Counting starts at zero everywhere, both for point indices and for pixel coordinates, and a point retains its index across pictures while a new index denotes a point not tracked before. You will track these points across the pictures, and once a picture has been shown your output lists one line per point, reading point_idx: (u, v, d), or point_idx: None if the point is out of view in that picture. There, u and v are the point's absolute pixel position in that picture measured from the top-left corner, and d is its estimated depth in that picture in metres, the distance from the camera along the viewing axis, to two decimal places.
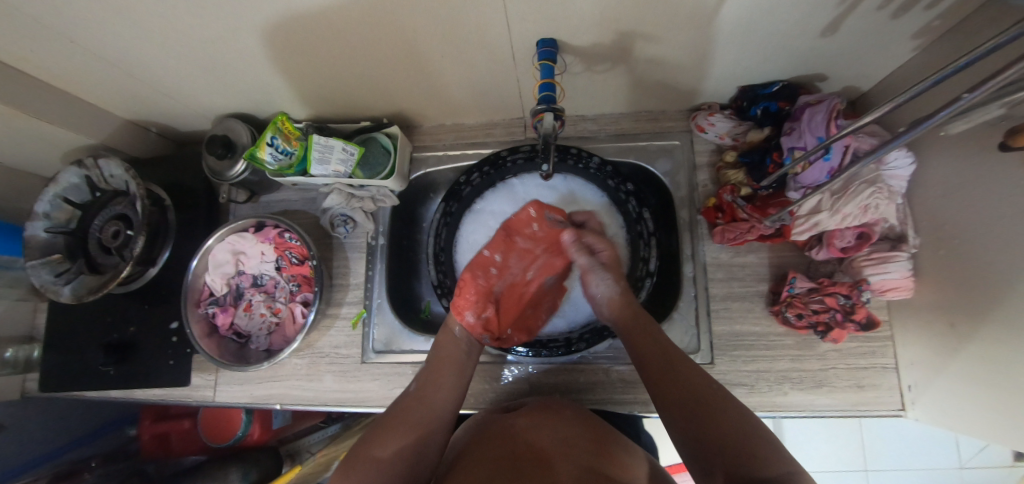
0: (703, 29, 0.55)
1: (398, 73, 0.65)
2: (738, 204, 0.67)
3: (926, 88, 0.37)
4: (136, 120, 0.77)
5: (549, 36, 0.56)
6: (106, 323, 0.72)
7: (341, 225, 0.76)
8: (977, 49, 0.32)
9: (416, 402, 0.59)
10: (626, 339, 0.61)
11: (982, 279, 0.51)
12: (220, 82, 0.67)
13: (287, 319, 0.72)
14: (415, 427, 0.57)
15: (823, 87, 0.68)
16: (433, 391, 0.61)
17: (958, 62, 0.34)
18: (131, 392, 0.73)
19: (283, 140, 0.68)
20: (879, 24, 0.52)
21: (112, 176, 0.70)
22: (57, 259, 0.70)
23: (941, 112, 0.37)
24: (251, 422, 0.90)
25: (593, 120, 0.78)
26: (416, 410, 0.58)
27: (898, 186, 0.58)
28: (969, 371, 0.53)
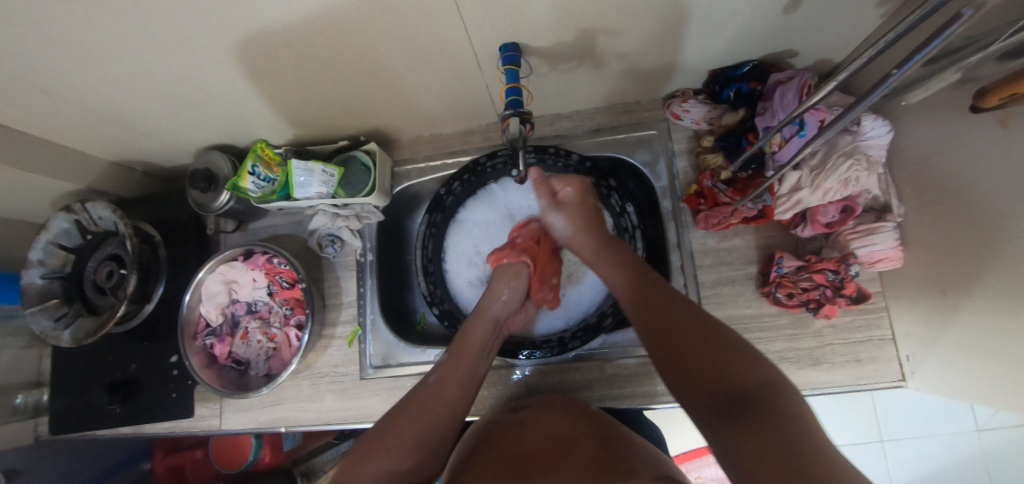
0: (664, 17, 0.55)
1: (369, 91, 0.66)
2: (719, 189, 0.67)
3: (864, 62, 0.38)
4: (120, 161, 0.78)
5: (511, 40, 0.56)
6: (108, 362, 0.74)
7: (329, 244, 0.77)
8: (917, 13, 0.32)
9: (432, 393, 0.56)
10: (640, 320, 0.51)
11: (968, 245, 0.51)
12: (196, 117, 0.68)
13: (283, 343, 0.73)
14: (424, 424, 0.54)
15: (794, 64, 0.68)
16: (453, 376, 0.58)
17: (903, 25, 0.33)
18: (141, 428, 0.75)
19: (264, 167, 0.69)
20: None
21: (101, 218, 0.71)
22: (54, 304, 0.71)
23: (886, 84, 0.35)
24: (262, 447, 0.92)
25: (569, 117, 0.78)
26: (435, 397, 0.56)
27: (877, 155, 0.58)
28: (965, 337, 0.52)
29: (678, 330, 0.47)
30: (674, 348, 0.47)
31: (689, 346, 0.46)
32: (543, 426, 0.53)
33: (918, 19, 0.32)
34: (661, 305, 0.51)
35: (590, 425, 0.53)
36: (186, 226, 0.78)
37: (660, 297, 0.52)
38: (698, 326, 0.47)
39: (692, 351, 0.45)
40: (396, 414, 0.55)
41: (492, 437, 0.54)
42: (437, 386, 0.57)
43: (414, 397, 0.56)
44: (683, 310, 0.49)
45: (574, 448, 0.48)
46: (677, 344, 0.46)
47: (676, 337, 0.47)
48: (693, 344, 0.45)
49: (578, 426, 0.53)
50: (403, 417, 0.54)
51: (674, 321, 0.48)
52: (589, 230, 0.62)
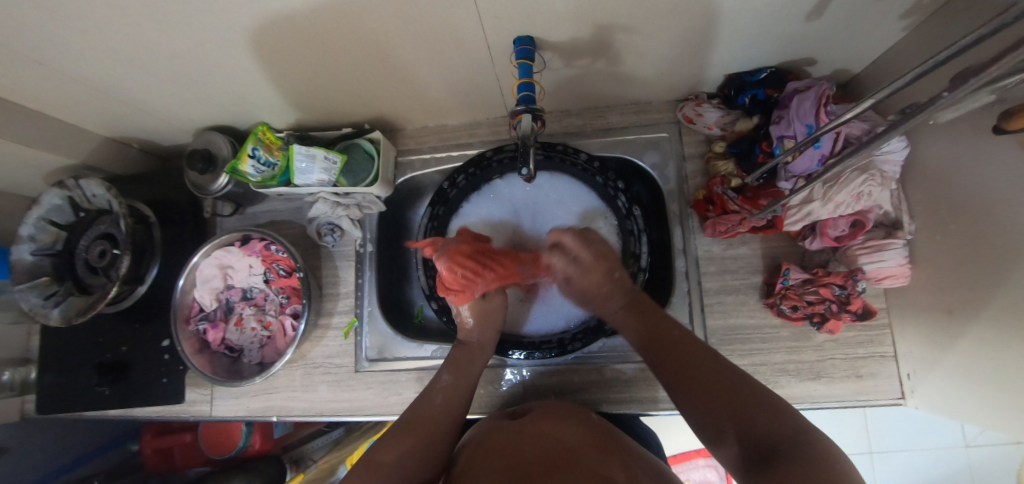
0: (684, 18, 0.53)
1: (376, 77, 0.64)
2: (729, 196, 0.66)
3: (907, 83, 0.36)
4: (116, 137, 0.76)
5: (526, 33, 0.54)
6: (98, 343, 0.72)
7: (328, 233, 0.75)
8: (964, 40, 0.30)
9: (438, 395, 0.61)
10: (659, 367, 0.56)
11: (977, 267, 0.50)
12: (197, 96, 0.66)
13: (278, 332, 0.71)
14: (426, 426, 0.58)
15: (812, 72, 0.66)
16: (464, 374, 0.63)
17: (943, 54, 0.32)
18: (130, 411, 0.73)
19: (265, 151, 0.68)
20: (866, 5, 0.51)
21: (95, 196, 0.70)
22: (44, 282, 0.69)
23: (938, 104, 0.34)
24: (252, 433, 0.92)
25: (578, 115, 0.76)
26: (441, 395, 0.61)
27: (891, 172, 0.57)
28: (969, 359, 0.52)
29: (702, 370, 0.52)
30: (714, 407, 0.49)
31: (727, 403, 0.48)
32: (546, 433, 0.52)
33: (967, 44, 0.30)
34: (696, 358, 0.54)
35: (589, 434, 0.53)
36: (183, 208, 0.77)
37: (695, 354, 0.54)
38: (733, 384, 0.49)
39: (727, 409, 0.48)
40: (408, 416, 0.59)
41: (489, 443, 0.53)
42: (448, 389, 0.62)
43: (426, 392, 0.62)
44: (722, 374, 0.51)
45: (573, 457, 0.48)
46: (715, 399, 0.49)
47: (710, 398, 0.49)
48: (730, 398, 0.48)
49: (576, 434, 0.52)
50: (407, 420, 0.58)
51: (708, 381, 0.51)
52: (590, 273, 0.64)
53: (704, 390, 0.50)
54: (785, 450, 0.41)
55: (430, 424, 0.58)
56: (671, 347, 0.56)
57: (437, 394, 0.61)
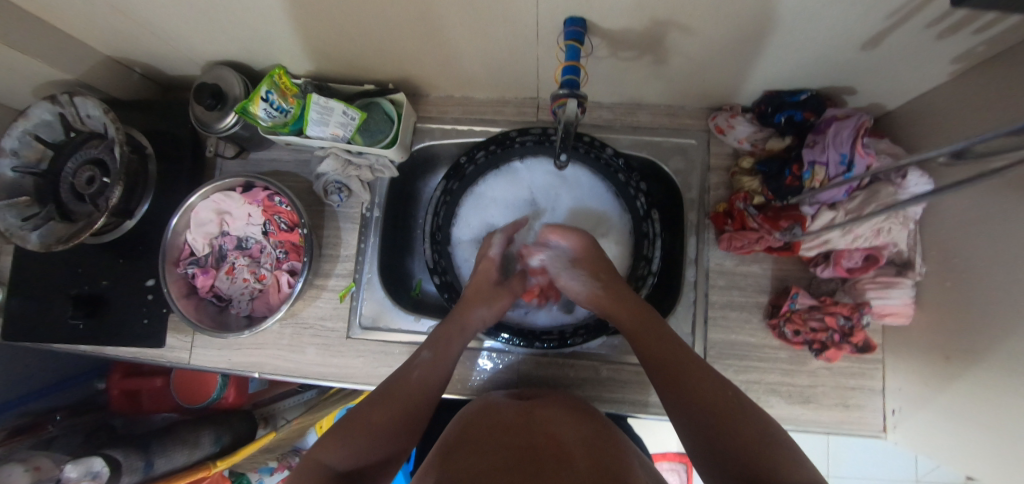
0: (742, 25, 0.52)
1: (409, 36, 0.60)
2: (750, 212, 0.65)
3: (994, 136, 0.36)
4: (118, 58, 0.71)
5: (579, 15, 0.52)
6: (77, 274, 0.68)
7: (335, 192, 0.71)
8: None
9: (407, 392, 0.54)
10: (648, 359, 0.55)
11: (982, 317, 0.51)
12: (214, 26, 0.61)
13: (272, 286, 0.68)
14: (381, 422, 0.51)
15: (848, 101, 0.66)
16: (433, 373, 0.57)
17: None
18: (102, 349, 0.70)
19: (279, 96, 0.63)
20: (921, 42, 0.50)
21: (89, 116, 0.65)
22: (25, 202, 0.64)
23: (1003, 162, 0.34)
24: (226, 386, 0.89)
25: (609, 108, 0.74)
26: (408, 387, 0.55)
27: (914, 211, 0.56)
28: (957, 405, 0.53)
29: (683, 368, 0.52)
30: (695, 405, 0.48)
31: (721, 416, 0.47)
32: (555, 421, 0.51)
33: None
34: (679, 361, 0.53)
35: (596, 429, 0.51)
36: (183, 144, 0.72)
37: (686, 364, 0.52)
38: (723, 401, 0.48)
39: (707, 410, 0.48)
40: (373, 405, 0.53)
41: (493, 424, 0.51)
42: (418, 380, 0.56)
43: (395, 384, 0.55)
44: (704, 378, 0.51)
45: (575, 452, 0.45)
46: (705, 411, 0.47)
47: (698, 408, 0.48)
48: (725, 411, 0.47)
49: (585, 428, 0.51)
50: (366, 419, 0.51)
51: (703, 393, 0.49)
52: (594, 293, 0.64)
53: (701, 403, 0.48)
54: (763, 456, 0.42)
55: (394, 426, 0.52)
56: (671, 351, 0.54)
57: (414, 377, 0.56)
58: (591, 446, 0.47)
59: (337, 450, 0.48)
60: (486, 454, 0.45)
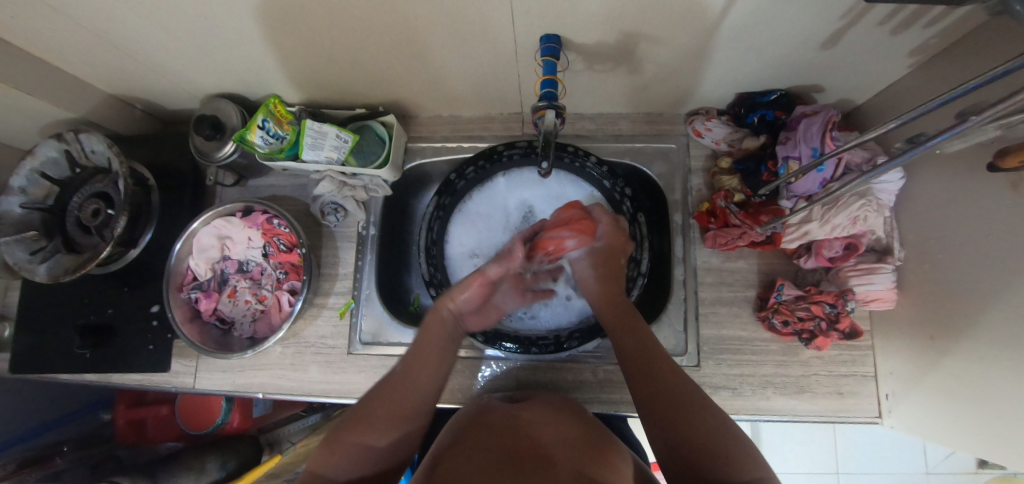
0: (708, 32, 0.55)
1: (396, 60, 0.64)
2: (731, 210, 0.68)
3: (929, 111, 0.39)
4: (119, 95, 0.74)
5: (553, 32, 0.55)
6: (83, 304, 0.70)
7: (331, 213, 0.74)
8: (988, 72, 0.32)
9: (396, 391, 0.56)
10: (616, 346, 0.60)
11: (962, 296, 0.52)
12: (212, 61, 0.65)
13: (273, 306, 0.70)
14: (374, 425, 0.53)
15: (817, 99, 0.69)
16: (418, 370, 0.58)
17: (970, 82, 0.34)
18: (108, 378, 0.71)
19: (275, 124, 0.66)
20: (878, 39, 0.53)
21: (94, 152, 0.68)
22: (33, 236, 0.67)
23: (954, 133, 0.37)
24: (230, 411, 0.90)
25: (591, 119, 0.78)
26: (399, 382, 0.57)
27: (886, 200, 0.59)
28: (949, 383, 0.54)
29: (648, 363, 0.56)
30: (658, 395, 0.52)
31: (677, 410, 0.50)
32: (534, 421, 0.52)
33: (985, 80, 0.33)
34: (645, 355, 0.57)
35: (573, 428, 0.53)
36: (184, 174, 0.75)
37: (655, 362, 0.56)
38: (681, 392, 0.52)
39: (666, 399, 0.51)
40: (364, 409, 0.54)
41: (476, 427, 0.53)
42: (407, 384, 0.57)
43: (389, 378, 0.57)
44: (670, 373, 0.55)
45: (553, 451, 0.46)
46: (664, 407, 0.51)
47: (655, 405, 0.52)
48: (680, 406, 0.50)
49: (563, 427, 0.52)
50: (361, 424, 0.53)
51: (671, 392, 0.52)
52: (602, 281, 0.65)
53: (657, 400, 0.52)
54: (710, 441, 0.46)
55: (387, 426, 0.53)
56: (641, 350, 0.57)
57: (404, 380, 0.57)
58: (574, 445, 0.49)
59: (336, 459, 0.50)
60: (474, 457, 0.46)
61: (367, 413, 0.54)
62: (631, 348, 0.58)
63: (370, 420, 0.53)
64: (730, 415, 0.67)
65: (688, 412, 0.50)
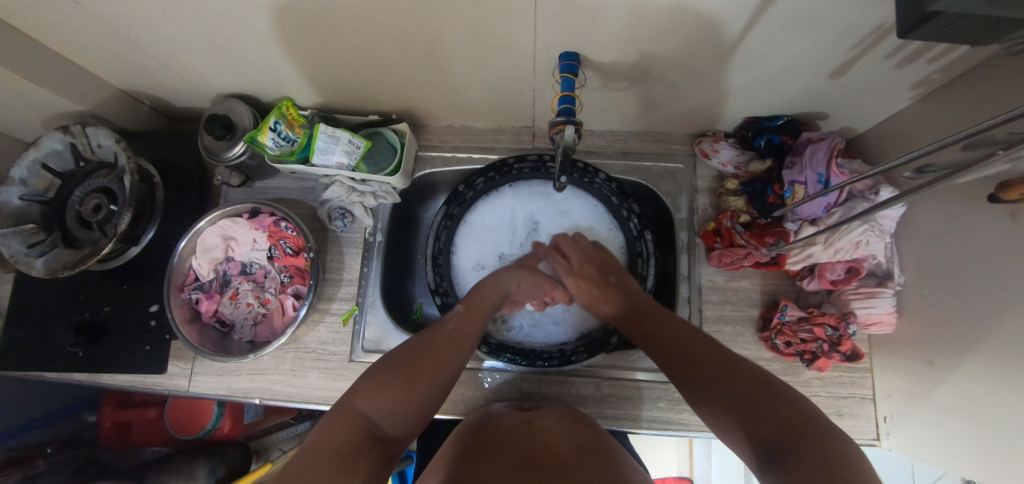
0: (723, 57, 0.57)
1: (414, 69, 0.64)
2: (737, 230, 0.69)
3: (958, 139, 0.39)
4: (129, 91, 0.73)
5: (573, 49, 0.57)
6: (79, 301, 0.68)
7: (339, 218, 0.73)
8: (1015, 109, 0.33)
9: (441, 346, 0.58)
10: (647, 341, 0.59)
11: (962, 322, 0.54)
12: (228, 62, 0.64)
13: (276, 310, 0.68)
14: (418, 377, 0.54)
15: (822, 125, 0.71)
16: (464, 337, 0.60)
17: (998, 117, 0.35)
18: (99, 377, 0.69)
19: (286, 126, 0.66)
20: (883, 71, 0.56)
21: (100, 146, 0.67)
22: (30, 229, 0.66)
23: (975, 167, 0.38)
24: (222, 416, 0.87)
25: (601, 135, 0.79)
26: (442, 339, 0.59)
27: (887, 225, 0.60)
28: (946, 406, 0.55)
29: (684, 343, 0.55)
30: (705, 373, 0.50)
31: (727, 388, 0.47)
32: (546, 431, 0.52)
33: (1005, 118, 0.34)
34: (679, 338, 0.56)
35: (579, 434, 0.52)
36: (189, 172, 0.74)
37: (698, 346, 0.54)
38: (732, 365, 0.50)
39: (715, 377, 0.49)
40: (397, 358, 0.55)
41: (492, 435, 0.52)
42: (442, 350, 0.57)
43: (429, 339, 0.58)
44: (710, 349, 0.53)
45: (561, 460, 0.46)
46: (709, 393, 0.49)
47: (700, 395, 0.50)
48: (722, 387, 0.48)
49: (574, 435, 0.52)
50: (408, 368, 0.54)
51: (720, 367, 0.50)
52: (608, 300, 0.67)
53: (709, 376, 0.50)
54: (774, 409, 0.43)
55: (428, 381, 0.54)
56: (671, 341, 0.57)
57: (443, 344, 0.58)
58: (580, 450, 0.49)
59: (378, 400, 0.50)
60: (489, 465, 0.46)
61: (402, 368, 0.54)
62: (666, 332, 0.58)
63: (404, 372, 0.53)
64: None
65: (743, 387, 0.47)
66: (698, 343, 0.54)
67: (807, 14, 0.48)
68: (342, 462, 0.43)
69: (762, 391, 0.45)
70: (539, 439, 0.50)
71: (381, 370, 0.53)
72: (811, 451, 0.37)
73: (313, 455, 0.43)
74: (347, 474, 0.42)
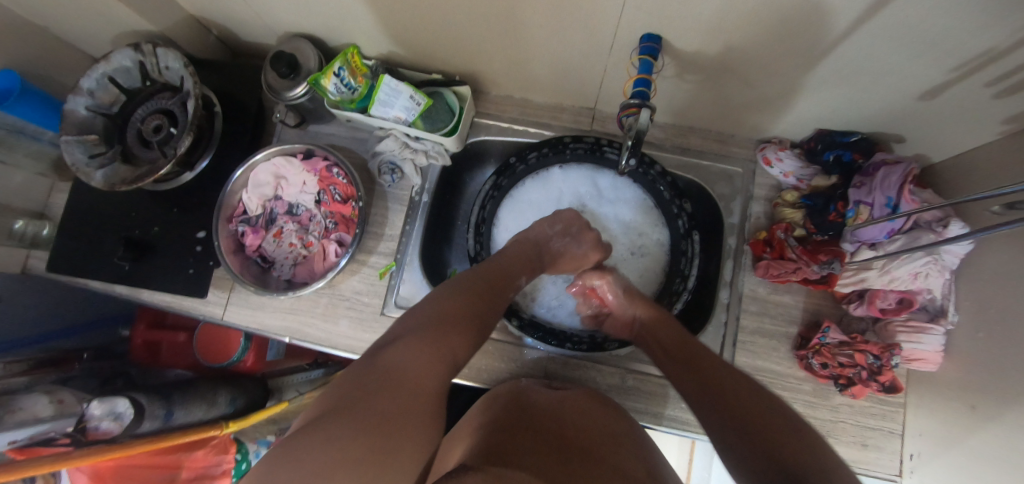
0: (813, 61, 0.54)
1: (488, 32, 0.63)
2: (789, 243, 0.67)
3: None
4: (200, 18, 0.73)
5: (655, 31, 0.55)
6: (130, 217, 0.70)
7: (388, 173, 0.73)
8: None
9: (489, 290, 0.58)
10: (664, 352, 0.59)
11: (1012, 372, 0.51)
12: (303, 0, 0.64)
13: (317, 254, 0.69)
14: (478, 317, 0.54)
15: (897, 149, 0.68)
16: (506, 284, 0.61)
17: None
18: (139, 294, 0.71)
19: (349, 73, 0.65)
20: (983, 99, 0.53)
21: (168, 68, 0.68)
22: (93, 140, 0.67)
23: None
24: (247, 350, 0.89)
25: (661, 127, 0.77)
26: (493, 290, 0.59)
27: (951, 261, 0.57)
28: (980, 452, 0.54)
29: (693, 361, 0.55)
30: (713, 394, 0.49)
31: (735, 409, 0.46)
32: (581, 416, 0.51)
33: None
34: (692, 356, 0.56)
35: (609, 422, 0.52)
36: (248, 106, 0.74)
37: (707, 365, 0.54)
38: (742, 387, 0.49)
39: (721, 399, 0.48)
40: (447, 294, 0.55)
41: (525, 414, 0.51)
42: (490, 290, 0.59)
43: (479, 279, 0.59)
44: (718, 368, 0.52)
45: (580, 449, 0.44)
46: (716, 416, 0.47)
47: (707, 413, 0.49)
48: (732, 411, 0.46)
49: (598, 419, 0.51)
50: (463, 301, 0.54)
51: (728, 387, 0.49)
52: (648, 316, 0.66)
53: (722, 394, 0.49)
54: (780, 437, 0.41)
55: (479, 317, 0.54)
56: (692, 364, 0.55)
57: (489, 290, 0.58)
58: (605, 438, 0.48)
59: (444, 332, 0.49)
60: (514, 441, 0.45)
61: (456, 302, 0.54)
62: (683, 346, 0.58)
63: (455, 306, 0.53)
64: None
65: (754, 411, 0.45)
66: (710, 363, 0.54)
67: (918, 27, 0.45)
68: (419, 404, 0.42)
69: (772, 419, 0.43)
70: (572, 425, 0.49)
71: (438, 304, 0.53)
72: (815, 477, 0.35)
73: (379, 381, 0.42)
74: (406, 399, 0.41)
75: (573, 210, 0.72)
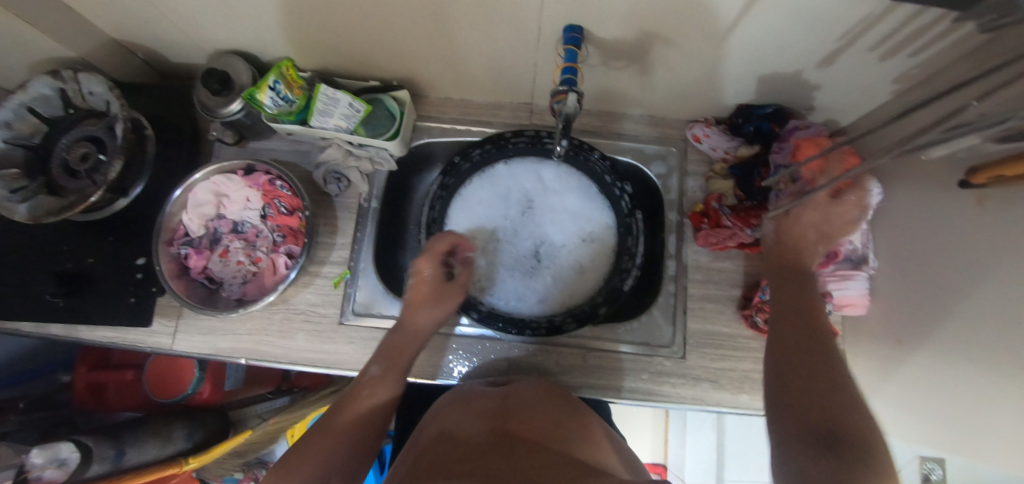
0: (721, 40, 0.59)
1: (419, 37, 0.65)
2: (724, 212, 0.71)
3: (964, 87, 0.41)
4: (123, 41, 0.72)
5: (577, 23, 0.58)
6: (60, 251, 0.67)
7: (334, 181, 0.73)
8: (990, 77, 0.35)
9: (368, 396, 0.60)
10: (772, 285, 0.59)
11: (929, 304, 0.57)
12: (230, 17, 0.64)
13: (266, 269, 0.68)
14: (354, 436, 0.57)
15: (807, 117, 0.74)
16: (388, 379, 0.63)
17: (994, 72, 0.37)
18: (79, 331, 0.67)
19: (285, 86, 0.66)
20: (869, 63, 0.59)
21: (93, 93, 0.66)
22: (14, 174, 0.64)
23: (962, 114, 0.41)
24: (202, 381, 0.86)
25: (597, 116, 0.81)
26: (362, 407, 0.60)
27: (866, 212, 0.64)
28: (910, 379, 0.59)
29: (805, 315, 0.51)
30: (806, 343, 0.47)
31: (816, 364, 0.45)
32: (523, 407, 0.52)
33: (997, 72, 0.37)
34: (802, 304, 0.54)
35: (555, 411, 0.53)
36: (182, 128, 0.73)
37: (810, 318, 0.51)
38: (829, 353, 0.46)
39: (808, 348, 0.47)
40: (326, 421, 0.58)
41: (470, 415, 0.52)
42: (366, 395, 0.61)
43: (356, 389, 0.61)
44: (822, 333, 0.49)
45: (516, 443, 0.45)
46: (787, 375, 0.45)
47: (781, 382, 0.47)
48: (809, 385, 0.43)
49: (542, 408, 0.53)
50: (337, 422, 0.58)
51: (825, 347, 0.46)
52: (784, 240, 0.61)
53: (801, 346, 0.47)
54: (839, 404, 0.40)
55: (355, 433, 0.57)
56: (798, 318, 0.51)
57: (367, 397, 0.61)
58: (551, 428, 0.48)
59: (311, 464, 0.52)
60: (449, 450, 0.45)
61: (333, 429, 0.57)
62: (783, 289, 0.57)
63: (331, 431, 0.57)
64: (711, 405, 0.69)
65: (828, 373, 0.43)
66: (816, 323, 0.50)
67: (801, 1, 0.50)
68: None
69: (846, 389, 0.42)
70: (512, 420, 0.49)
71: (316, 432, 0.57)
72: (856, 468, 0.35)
73: None
74: None
75: (451, 239, 0.70)
